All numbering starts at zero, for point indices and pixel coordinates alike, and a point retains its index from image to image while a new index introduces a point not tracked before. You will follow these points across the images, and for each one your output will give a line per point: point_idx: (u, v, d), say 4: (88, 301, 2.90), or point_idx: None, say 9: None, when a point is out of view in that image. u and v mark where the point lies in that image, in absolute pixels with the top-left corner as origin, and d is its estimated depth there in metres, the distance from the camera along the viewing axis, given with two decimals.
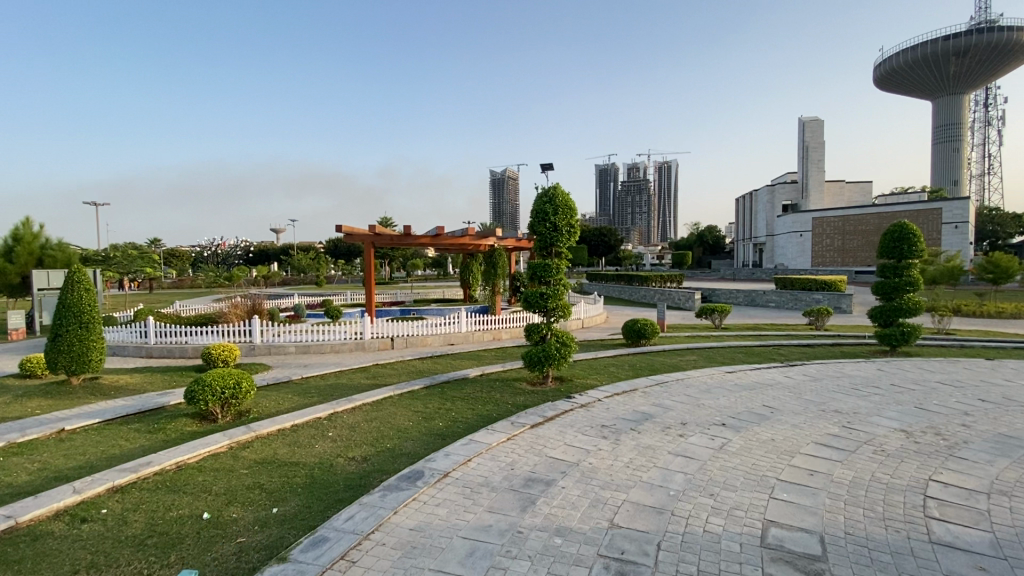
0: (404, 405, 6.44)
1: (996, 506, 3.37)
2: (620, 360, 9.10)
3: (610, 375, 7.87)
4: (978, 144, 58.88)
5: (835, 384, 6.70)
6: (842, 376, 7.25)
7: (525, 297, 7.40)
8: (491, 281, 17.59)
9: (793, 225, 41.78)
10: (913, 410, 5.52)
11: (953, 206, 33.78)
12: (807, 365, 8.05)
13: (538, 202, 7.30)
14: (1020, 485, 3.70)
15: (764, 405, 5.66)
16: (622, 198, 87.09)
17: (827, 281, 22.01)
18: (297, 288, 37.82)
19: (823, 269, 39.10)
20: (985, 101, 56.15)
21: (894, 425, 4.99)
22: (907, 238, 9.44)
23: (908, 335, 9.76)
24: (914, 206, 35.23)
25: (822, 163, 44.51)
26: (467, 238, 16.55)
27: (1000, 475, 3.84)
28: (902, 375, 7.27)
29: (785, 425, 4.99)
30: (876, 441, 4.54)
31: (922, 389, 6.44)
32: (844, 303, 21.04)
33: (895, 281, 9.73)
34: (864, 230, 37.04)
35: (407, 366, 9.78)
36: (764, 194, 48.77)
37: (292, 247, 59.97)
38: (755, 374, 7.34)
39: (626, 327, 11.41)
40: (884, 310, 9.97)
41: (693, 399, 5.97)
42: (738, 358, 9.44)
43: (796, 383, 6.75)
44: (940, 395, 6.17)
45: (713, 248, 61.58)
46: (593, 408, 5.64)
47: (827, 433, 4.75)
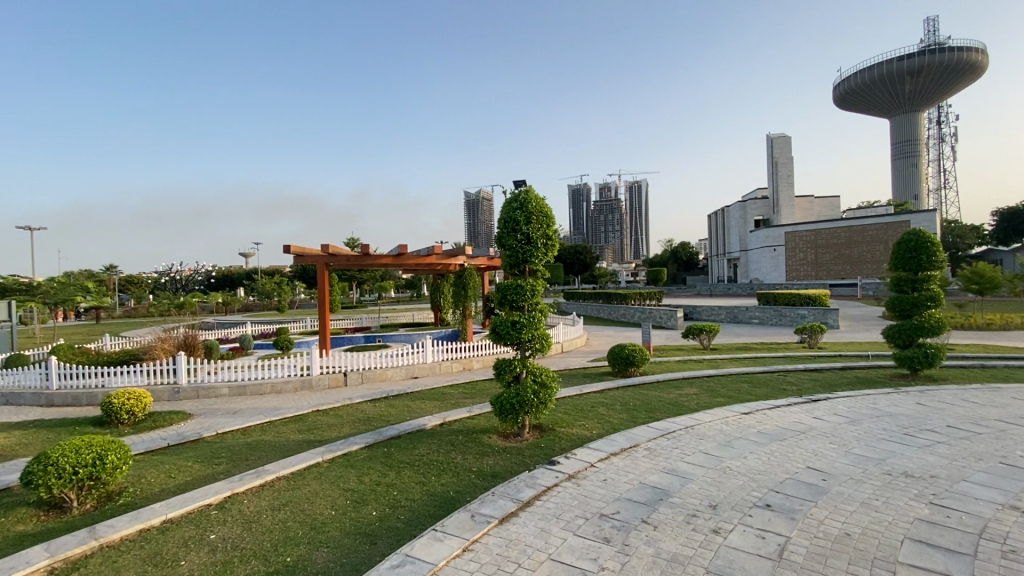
0: (331, 481, 4.79)
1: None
2: (610, 398, 7.66)
3: (601, 420, 6.39)
4: (933, 160, 60.54)
5: (880, 428, 5.39)
6: (880, 415, 5.93)
7: (494, 326, 5.89)
8: (460, 304, 16.00)
9: (766, 240, 41.58)
10: (1001, 467, 4.20)
11: (920, 218, 33.94)
12: (832, 400, 6.75)
13: (507, 208, 5.89)
14: None
15: (809, 469, 4.26)
16: (596, 217, 87.23)
17: (811, 295, 21.19)
18: (257, 315, 35.34)
19: (797, 283, 38.74)
20: (937, 119, 58.03)
21: (997, 499, 3.61)
22: (925, 247, 8.40)
23: (932, 356, 8.62)
24: (882, 219, 35.06)
25: (791, 179, 44.64)
26: (434, 257, 15.01)
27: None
28: (952, 412, 6.01)
29: (853, 506, 3.56)
30: (993, 532, 3.13)
31: (989, 433, 5.15)
32: (831, 318, 20.14)
33: (913, 295, 8.67)
34: (836, 243, 37.01)
35: (357, 411, 8.15)
36: (737, 210, 48.94)
37: (256, 271, 57.20)
38: (777, 416, 5.96)
39: (611, 354, 10.06)
40: (902, 328, 8.84)
41: (714, 461, 4.52)
42: (745, 390, 8.11)
43: (833, 429, 5.43)
44: (1016, 441, 4.86)
45: (688, 264, 61.51)
46: (585, 481, 4.14)
47: (916, 519, 3.34)
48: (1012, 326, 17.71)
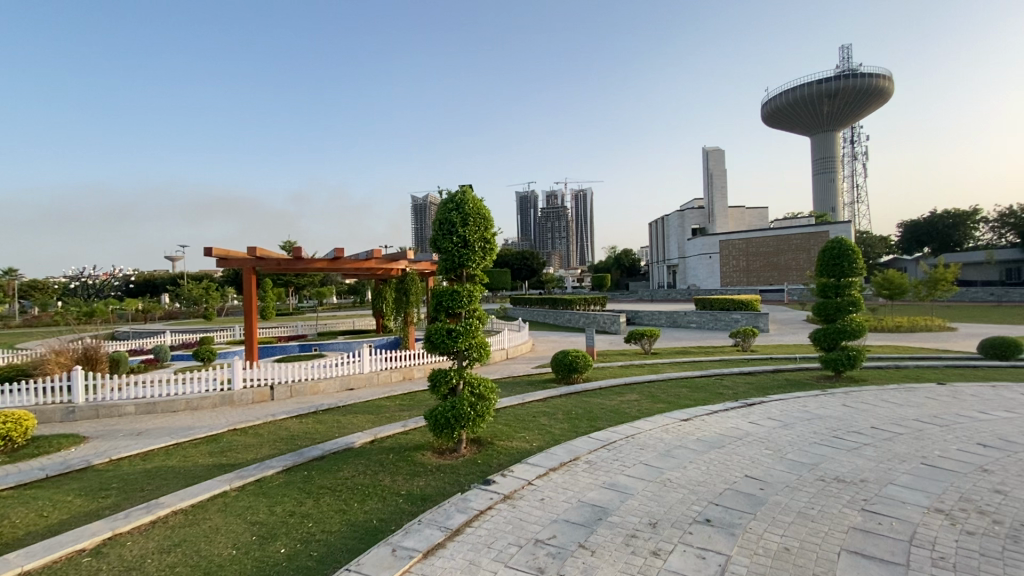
0: (236, 513, 4.22)
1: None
2: (552, 407, 7.44)
3: (542, 431, 6.14)
4: (847, 176, 65.78)
5: (811, 432, 5.47)
6: (810, 418, 6.04)
7: (429, 335, 5.50)
8: (401, 310, 15.37)
9: (702, 247, 43.42)
10: (923, 469, 4.29)
11: (838, 229, 36.57)
12: (766, 404, 6.86)
13: (442, 210, 5.55)
14: None
15: (747, 477, 4.18)
16: (543, 223, 88.28)
17: (743, 300, 22.19)
18: (182, 323, 32.69)
19: (730, 289, 40.71)
20: (851, 139, 63.14)
21: (922, 501, 3.64)
22: (847, 254, 8.83)
23: (854, 358, 9.04)
24: (806, 229, 37.50)
25: (724, 190, 46.92)
26: (373, 261, 14.32)
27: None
28: (874, 412, 6.23)
29: (790, 517, 3.47)
30: (922, 538, 3.09)
31: (909, 433, 5.33)
32: (761, 322, 21.14)
33: (836, 301, 9.08)
34: (765, 252, 39.29)
35: (281, 428, 7.46)
36: (676, 219, 50.94)
37: (183, 275, 53.30)
38: (714, 422, 5.94)
39: (555, 361, 9.88)
40: (827, 332, 9.24)
41: (654, 473, 4.37)
42: (684, 395, 8.16)
43: (768, 433, 5.45)
44: (934, 440, 5.04)
45: (631, 271, 63.38)
46: (521, 503, 3.85)
47: (851, 528, 3.29)
48: (917, 328, 19.30)
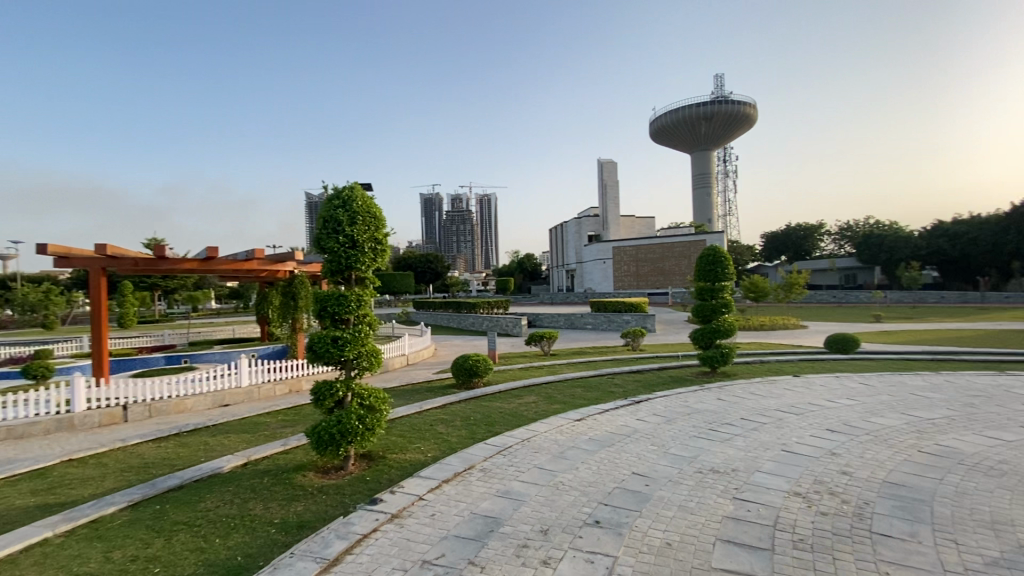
0: (57, 565, 3.48)
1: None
2: (450, 413, 7.24)
3: (438, 440, 5.91)
4: (721, 191, 73.43)
5: (691, 426, 5.85)
6: (690, 413, 6.48)
7: (311, 343, 5.01)
8: (289, 316, 14.18)
9: (598, 253, 45.79)
10: (783, 455, 4.74)
11: (714, 238, 40.58)
12: (653, 401, 7.25)
13: (327, 207, 5.11)
14: (959, 565, 2.75)
15: (634, 475, 4.32)
16: (448, 226, 87.65)
17: (634, 302, 23.68)
18: (15, 334, 27.47)
19: (623, 292, 43.37)
20: (724, 158, 70.62)
21: (783, 486, 3.99)
22: (720, 261, 9.70)
23: (726, 355, 9.94)
24: (687, 238, 41.10)
25: (617, 200, 49.93)
26: (255, 263, 13.04)
27: (960, 558, 2.82)
28: (744, 405, 6.85)
29: (672, 511, 3.62)
30: (784, 522, 3.36)
31: (772, 422, 5.91)
32: (650, 323, 22.70)
33: (712, 303, 9.94)
34: (653, 258, 42.44)
35: (134, 455, 6.42)
36: (574, 226, 53.24)
37: (18, 277, 44.95)
38: (606, 421, 6.13)
39: (455, 366, 9.67)
40: (704, 331, 10.07)
41: (548, 477, 4.35)
42: (580, 395, 8.39)
43: (654, 429, 5.73)
44: (791, 428, 5.62)
45: (533, 274, 65.10)
46: (409, 521, 3.60)
47: (724, 517, 3.50)
48: (776, 326, 21.94)
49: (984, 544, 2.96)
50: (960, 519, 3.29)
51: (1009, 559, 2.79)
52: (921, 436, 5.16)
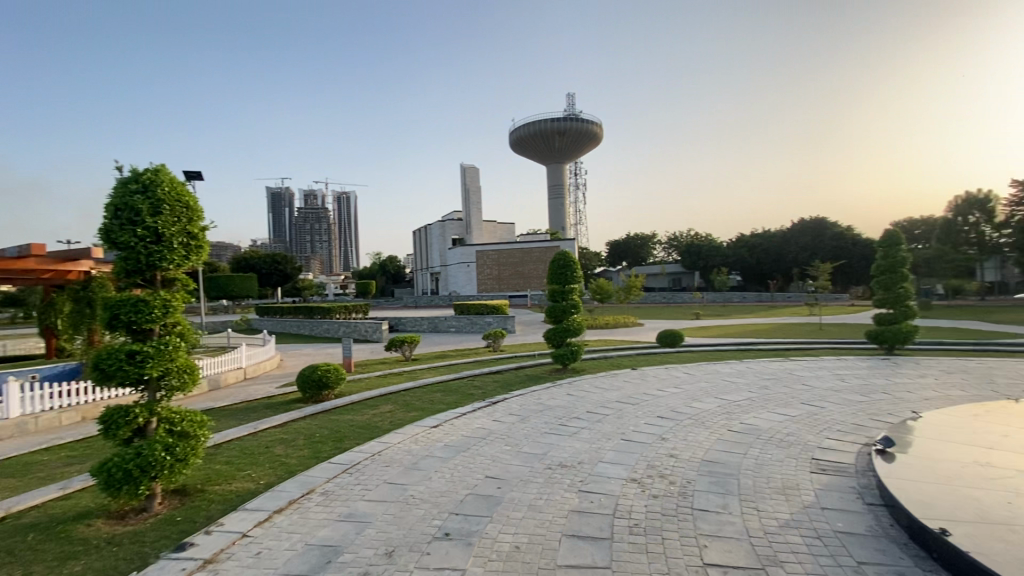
0: None
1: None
2: (292, 431, 6.51)
3: (274, 462, 5.25)
4: (574, 202, 79.31)
5: (544, 423, 6.05)
6: (543, 410, 6.72)
7: (98, 361, 4.05)
8: (86, 327, 11.60)
9: (461, 256, 46.12)
10: (623, 444, 5.12)
11: (567, 244, 43.59)
12: (509, 401, 7.38)
13: (120, 192, 4.19)
14: (757, 529, 3.17)
15: (488, 478, 4.28)
16: (300, 225, 80.92)
17: (495, 305, 24.26)
18: None
19: (485, 295, 44.30)
20: (576, 171, 76.38)
21: (622, 474, 4.27)
22: (569, 265, 10.34)
23: (576, 352, 10.58)
24: (544, 243, 43.51)
25: (479, 205, 50.87)
26: (33, 262, 10.40)
27: (759, 522, 3.26)
28: (591, 398, 7.33)
29: (522, 512, 3.63)
30: (622, 509, 3.58)
31: (614, 414, 6.39)
32: (510, 324, 23.43)
33: (562, 304, 10.52)
34: (513, 262, 44.06)
35: None
36: (437, 229, 52.92)
37: None
38: (462, 425, 6.04)
39: (301, 377, 8.79)
40: (556, 331, 10.62)
41: (397, 491, 4.09)
42: (438, 400, 8.22)
43: (509, 430, 5.81)
44: (630, 418, 6.13)
45: (395, 277, 63.23)
46: (228, 564, 3.07)
47: (570, 512, 3.60)
48: (620, 324, 24.26)
49: (775, 507, 3.48)
50: (758, 487, 3.84)
51: (791, 518, 3.31)
52: (730, 417, 6.01)
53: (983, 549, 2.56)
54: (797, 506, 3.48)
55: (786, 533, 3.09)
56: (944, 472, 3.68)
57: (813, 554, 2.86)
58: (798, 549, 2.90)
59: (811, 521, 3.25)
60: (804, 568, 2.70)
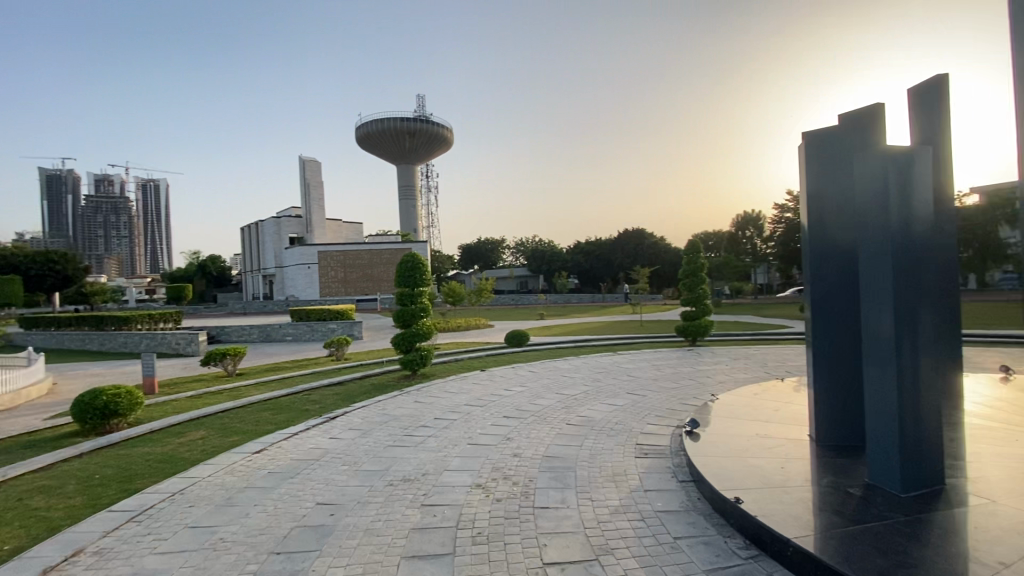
0: None
1: (633, 569, 2.73)
2: (58, 476, 5.13)
3: (25, 520, 4.04)
4: (424, 204, 78.45)
5: (387, 435, 5.72)
6: (387, 421, 6.36)
7: None
8: None
9: (301, 257, 42.22)
10: (469, 449, 5.07)
11: (418, 246, 42.87)
12: (351, 414, 6.86)
13: None
14: (591, 520, 3.34)
15: (319, 505, 3.84)
16: (88, 216, 66.15)
17: (339, 310, 22.66)
18: None
19: (329, 299, 41.26)
20: (427, 173, 75.65)
21: (467, 481, 4.20)
22: (418, 267, 10.07)
23: (425, 357, 10.25)
24: (394, 245, 42.16)
25: (322, 202, 47.20)
26: None
27: (593, 513, 3.44)
28: (438, 404, 7.18)
29: (357, 539, 3.31)
30: (465, 519, 3.48)
31: (461, 418, 6.32)
32: (356, 330, 22.07)
33: (411, 307, 10.16)
34: (360, 264, 41.80)
35: None
36: (272, 226, 47.74)
37: None
38: (293, 447, 5.39)
39: (77, 405, 7.03)
40: (404, 336, 10.19)
41: (203, 536, 3.43)
42: (267, 419, 7.28)
43: (348, 446, 5.35)
44: (477, 421, 6.12)
45: (220, 280, 55.41)
46: None
47: (412, 530, 3.40)
48: (470, 327, 24.56)
49: (607, 495, 3.72)
50: (593, 478, 4.08)
51: (620, 504, 3.56)
52: (568, 411, 6.38)
53: (764, 511, 3.02)
54: (624, 492, 3.77)
55: (615, 520, 3.31)
56: (735, 446, 4.34)
57: (638, 536, 3.10)
58: (625, 534, 3.12)
59: (636, 505, 3.54)
60: (632, 552, 2.91)
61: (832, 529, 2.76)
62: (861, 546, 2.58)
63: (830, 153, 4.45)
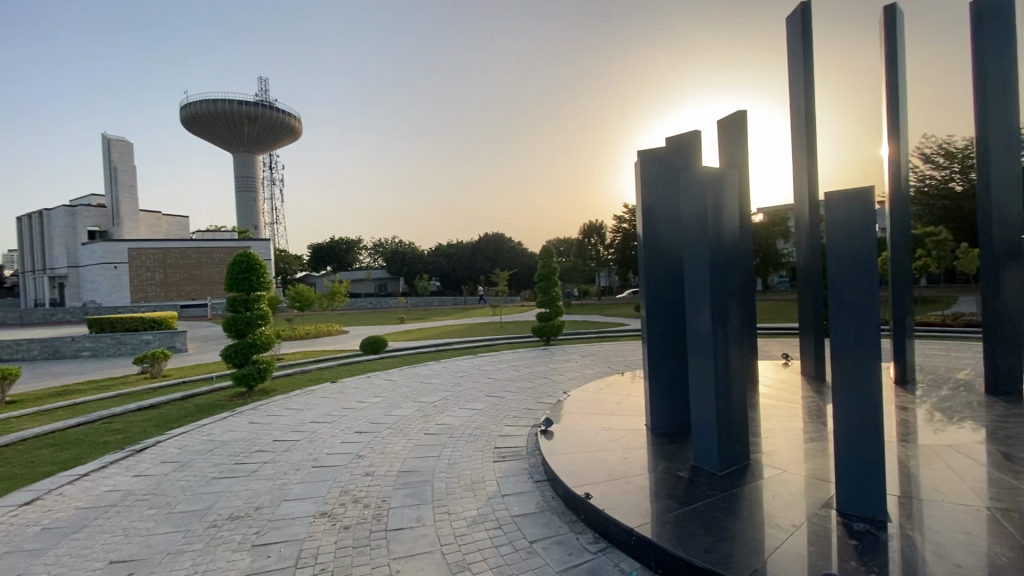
0: None
1: None
2: None
3: None
4: (268, 198, 70.94)
5: (213, 465, 4.93)
6: (214, 448, 5.49)
7: None
8: None
9: (103, 254, 34.90)
10: (314, 472, 4.60)
11: (260, 245, 38.51)
12: (166, 443, 5.79)
13: None
14: (447, 536, 3.23)
15: (114, 565, 3.11)
16: None
17: (155, 318, 19.20)
18: None
19: (144, 305, 34.88)
20: (271, 165, 68.50)
21: (310, 510, 3.78)
22: (255, 269, 8.95)
23: (264, 370, 9.12)
24: (230, 244, 37.31)
25: (133, 190, 39.68)
26: None
27: (450, 527, 3.34)
28: (280, 424, 6.43)
29: None
30: (307, 556, 3.11)
31: (306, 437, 5.73)
32: (179, 342, 18.89)
33: (246, 314, 8.98)
34: (186, 264, 36.11)
35: None
36: (61, 216, 38.78)
37: None
38: (79, 493, 4.34)
39: None
40: (238, 347, 8.95)
41: None
42: (43, 459, 5.79)
43: (159, 484, 4.48)
44: (324, 439, 5.61)
45: None
46: None
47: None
48: (321, 333, 22.76)
49: (464, 506, 3.65)
50: (450, 489, 3.98)
51: (476, 514, 3.51)
52: (426, 420, 6.19)
53: (610, 503, 3.22)
54: (481, 501, 3.74)
55: (472, 532, 3.25)
56: (584, 441, 4.60)
57: (494, 546, 3.07)
58: (481, 546, 3.07)
59: (493, 513, 3.52)
60: (488, 564, 2.87)
61: (666, 514, 3.04)
62: (689, 526, 2.87)
63: (659, 170, 4.99)
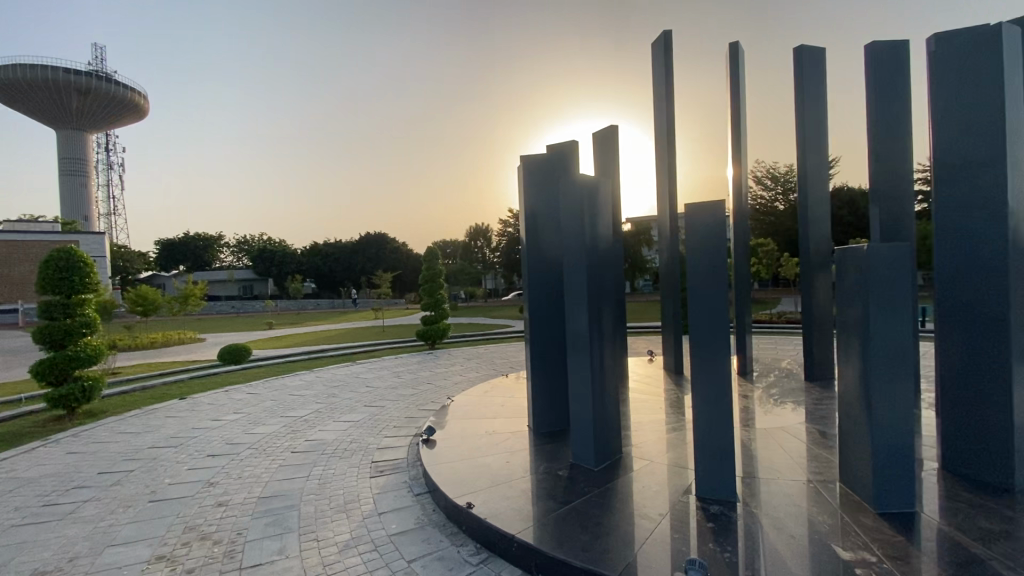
0: None
1: None
2: None
3: None
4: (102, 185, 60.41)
5: (9, 510, 3.97)
6: (12, 490, 4.44)
7: None
8: None
9: None
10: (151, 508, 3.93)
11: (91, 240, 32.61)
12: None
13: None
14: (314, 566, 2.94)
15: None
16: None
17: None
18: None
19: None
20: (107, 146, 58.48)
21: (144, 555, 3.21)
22: (78, 269, 7.51)
23: (89, 390, 7.68)
24: (50, 237, 31.07)
25: None
26: None
27: (319, 556, 3.05)
28: (109, 452, 5.43)
29: None
30: None
31: (143, 466, 4.90)
32: None
33: (64, 323, 7.48)
34: None
35: None
36: None
37: None
38: None
39: None
40: (52, 363, 7.42)
41: None
42: None
43: None
44: (168, 467, 4.84)
45: None
46: None
47: None
48: (170, 343, 19.88)
49: (335, 531, 3.37)
50: (320, 513, 3.65)
51: (349, 537, 3.26)
52: (295, 437, 5.66)
53: (492, 511, 3.20)
54: (354, 522, 3.48)
55: (344, 559, 3.00)
56: (466, 449, 4.54)
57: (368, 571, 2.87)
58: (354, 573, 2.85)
59: (367, 534, 3.30)
60: None
61: (547, 515, 3.09)
62: (567, 526, 2.96)
63: (539, 174, 5.11)
